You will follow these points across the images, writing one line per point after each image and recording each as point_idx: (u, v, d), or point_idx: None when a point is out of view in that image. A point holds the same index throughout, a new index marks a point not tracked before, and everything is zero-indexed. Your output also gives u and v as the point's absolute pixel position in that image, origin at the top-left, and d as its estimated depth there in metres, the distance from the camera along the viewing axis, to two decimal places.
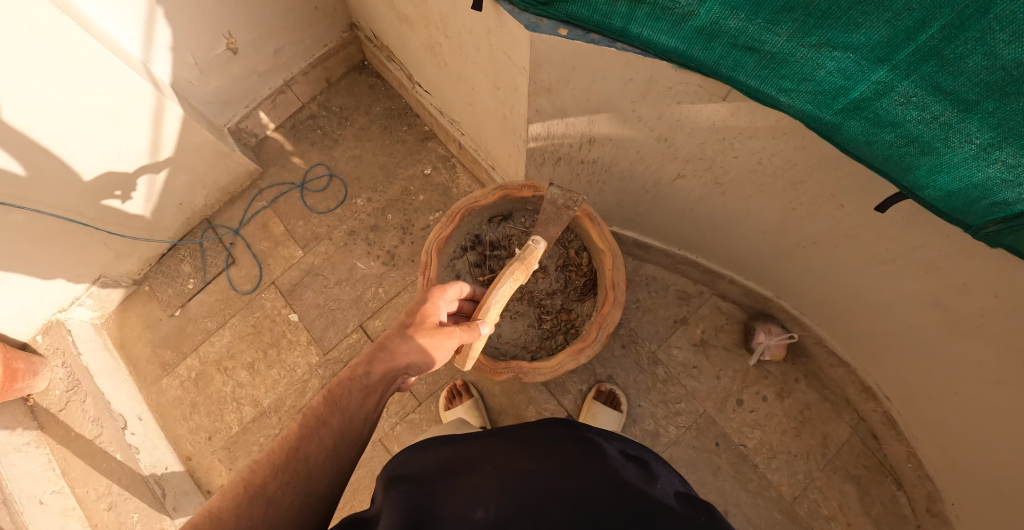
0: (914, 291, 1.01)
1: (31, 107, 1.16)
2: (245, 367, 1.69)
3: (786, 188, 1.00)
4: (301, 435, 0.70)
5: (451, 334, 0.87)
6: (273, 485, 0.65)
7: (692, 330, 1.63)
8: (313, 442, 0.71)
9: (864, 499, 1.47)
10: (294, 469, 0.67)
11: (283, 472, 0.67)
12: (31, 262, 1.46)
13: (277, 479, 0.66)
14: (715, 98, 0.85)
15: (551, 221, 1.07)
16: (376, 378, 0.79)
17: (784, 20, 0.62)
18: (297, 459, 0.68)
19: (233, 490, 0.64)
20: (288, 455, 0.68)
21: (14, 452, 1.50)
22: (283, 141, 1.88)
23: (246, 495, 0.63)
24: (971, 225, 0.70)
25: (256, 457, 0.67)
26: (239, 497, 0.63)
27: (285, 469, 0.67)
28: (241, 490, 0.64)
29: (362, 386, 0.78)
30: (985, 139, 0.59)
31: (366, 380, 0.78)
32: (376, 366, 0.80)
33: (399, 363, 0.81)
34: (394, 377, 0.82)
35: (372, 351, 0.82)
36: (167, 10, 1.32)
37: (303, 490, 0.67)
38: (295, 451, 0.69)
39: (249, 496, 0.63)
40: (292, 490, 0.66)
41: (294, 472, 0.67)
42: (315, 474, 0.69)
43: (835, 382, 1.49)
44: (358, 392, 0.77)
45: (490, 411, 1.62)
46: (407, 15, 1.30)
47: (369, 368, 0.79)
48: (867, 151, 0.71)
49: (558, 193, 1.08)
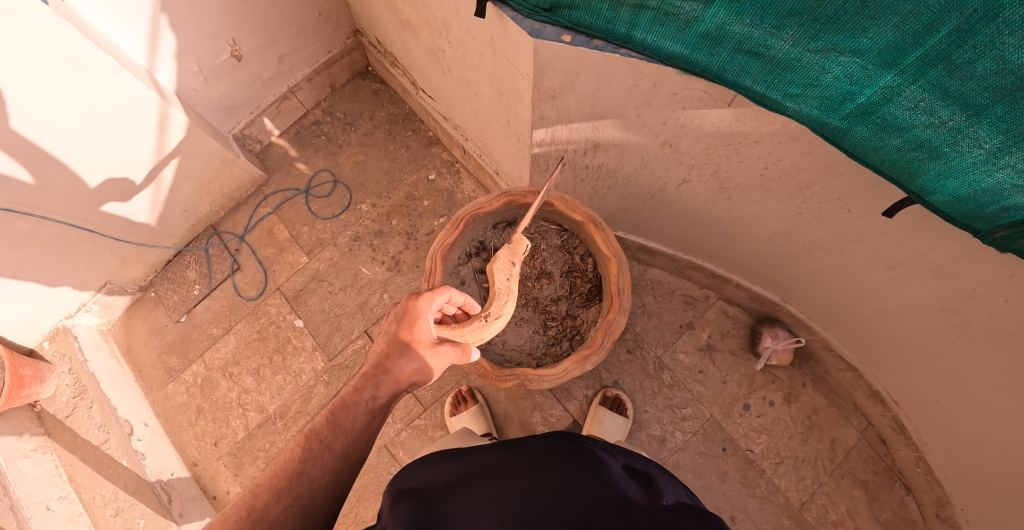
0: (922, 296, 1.00)
1: (37, 116, 1.17)
2: (250, 372, 1.69)
3: (794, 193, 1.00)
4: (304, 458, 0.71)
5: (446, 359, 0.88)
6: (276, 510, 0.66)
7: (698, 334, 1.62)
8: (316, 465, 0.71)
9: (873, 504, 1.46)
10: (297, 492, 0.68)
11: (286, 496, 0.68)
12: (38, 270, 1.47)
13: (279, 504, 0.67)
14: (720, 104, 0.85)
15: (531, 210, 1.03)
16: (382, 401, 0.81)
17: (789, 24, 0.62)
18: (300, 483, 0.69)
19: (234, 516, 0.65)
20: (292, 478, 0.69)
21: (21, 459, 1.52)
22: (288, 147, 1.88)
23: (248, 520, 0.65)
24: (980, 230, 0.69)
25: (258, 481, 0.68)
26: (240, 522, 0.64)
27: (288, 493, 0.68)
28: (243, 515, 0.65)
29: (368, 409, 0.79)
30: (994, 144, 0.58)
31: (371, 403, 0.80)
32: (382, 388, 0.81)
33: (404, 383, 0.83)
34: (394, 397, 0.84)
35: (373, 373, 0.82)
36: (172, 18, 1.33)
37: (306, 511, 0.69)
38: (298, 475, 0.70)
39: (251, 520, 0.65)
40: (295, 514, 0.67)
41: (297, 495, 0.68)
42: (317, 496, 0.70)
43: (843, 387, 1.48)
44: (362, 415, 0.78)
45: (495, 416, 1.61)
46: (410, 22, 1.31)
47: (375, 392, 0.81)
48: (875, 156, 0.70)
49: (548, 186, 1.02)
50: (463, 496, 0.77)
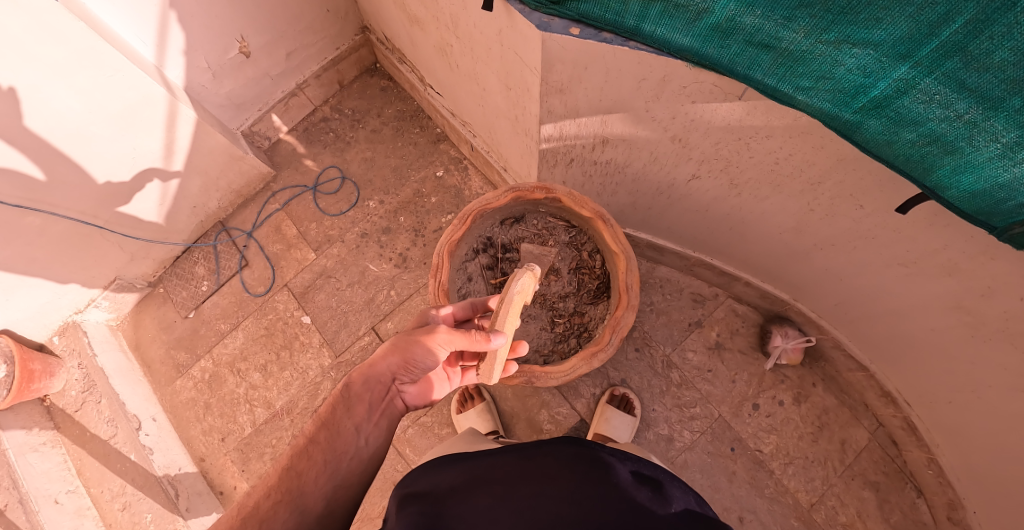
0: (935, 293, 0.99)
1: (47, 112, 1.18)
2: (257, 368, 1.69)
3: (805, 189, 0.98)
4: (294, 454, 0.68)
5: (446, 334, 0.83)
6: (267, 506, 0.63)
7: (707, 333, 1.61)
8: (304, 459, 0.68)
9: (883, 506, 1.44)
10: (287, 488, 0.64)
11: (275, 492, 0.64)
12: (47, 266, 1.48)
13: (270, 500, 0.63)
14: (731, 98, 0.84)
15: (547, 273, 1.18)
16: (359, 387, 0.78)
17: (801, 16, 0.61)
18: (289, 478, 0.66)
19: (227, 516, 0.62)
20: (281, 475, 0.66)
21: (31, 452, 1.52)
22: (296, 143, 1.89)
23: (236, 519, 0.62)
24: (996, 227, 0.67)
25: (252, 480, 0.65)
26: (231, 522, 0.61)
27: (279, 489, 0.64)
28: (232, 516, 0.62)
29: (347, 399, 0.76)
30: (1012, 138, 0.57)
31: (347, 392, 0.77)
32: (355, 376, 0.79)
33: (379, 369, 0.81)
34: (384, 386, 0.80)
35: (363, 370, 0.80)
36: (180, 15, 1.34)
37: (298, 506, 0.64)
38: (287, 471, 0.66)
39: (241, 520, 0.61)
40: (286, 509, 0.63)
41: (287, 490, 0.64)
42: (309, 493, 0.65)
43: (854, 387, 1.46)
44: (349, 405, 0.75)
45: (502, 414, 1.61)
46: (418, 17, 1.30)
47: (348, 380, 0.79)
48: (888, 150, 0.69)
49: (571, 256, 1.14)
50: (469, 500, 0.77)
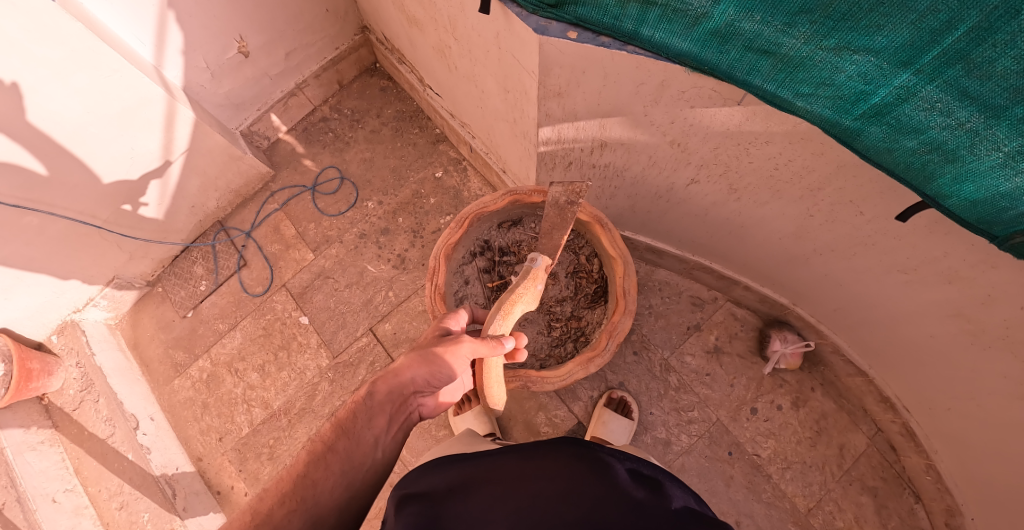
0: (935, 301, 0.98)
1: (47, 111, 1.18)
2: (256, 368, 1.69)
3: (804, 196, 0.98)
4: (309, 461, 0.67)
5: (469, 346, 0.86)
6: (279, 514, 0.61)
7: (706, 336, 1.60)
8: (321, 468, 0.67)
9: (881, 512, 1.44)
10: (301, 496, 0.63)
11: (291, 500, 0.63)
12: (47, 264, 1.48)
13: (283, 508, 0.62)
14: (730, 103, 0.83)
15: (558, 227, 1.01)
16: (381, 398, 0.76)
17: (801, 22, 0.60)
18: (304, 487, 0.64)
19: (239, 520, 0.61)
20: (296, 482, 0.64)
21: (29, 451, 1.52)
22: (295, 143, 1.88)
23: (250, 524, 0.60)
24: (997, 236, 0.66)
25: (265, 485, 0.64)
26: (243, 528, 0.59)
27: (292, 497, 0.63)
28: (246, 520, 0.60)
29: (367, 409, 0.74)
30: (1014, 147, 0.56)
31: (370, 401, 0.75)
32: (379, 385, 0.77)
33: (404, 379, 0.79)
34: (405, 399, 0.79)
35: (387, 378, 0.78)
36: (179, 14, 1.33)
37: (311, 516, 0.63)
38: (303, 478, 0.65)
39: (254, 525, 0.60)
40: (300, 518, 0.62)
41: (301, 499, 0.63)
42: (324, 502, 0.64)
43: (853, 393, 1.46)
44: (367, 416, 0.73)
45: (499, 417, 1.60)
46: (416, 18, 1.30)
47: (372, 388, 0.77)
48: (889, 158, 0.68)
49: (560, 189, 0.99)
50: (468, 501, 0.76)
